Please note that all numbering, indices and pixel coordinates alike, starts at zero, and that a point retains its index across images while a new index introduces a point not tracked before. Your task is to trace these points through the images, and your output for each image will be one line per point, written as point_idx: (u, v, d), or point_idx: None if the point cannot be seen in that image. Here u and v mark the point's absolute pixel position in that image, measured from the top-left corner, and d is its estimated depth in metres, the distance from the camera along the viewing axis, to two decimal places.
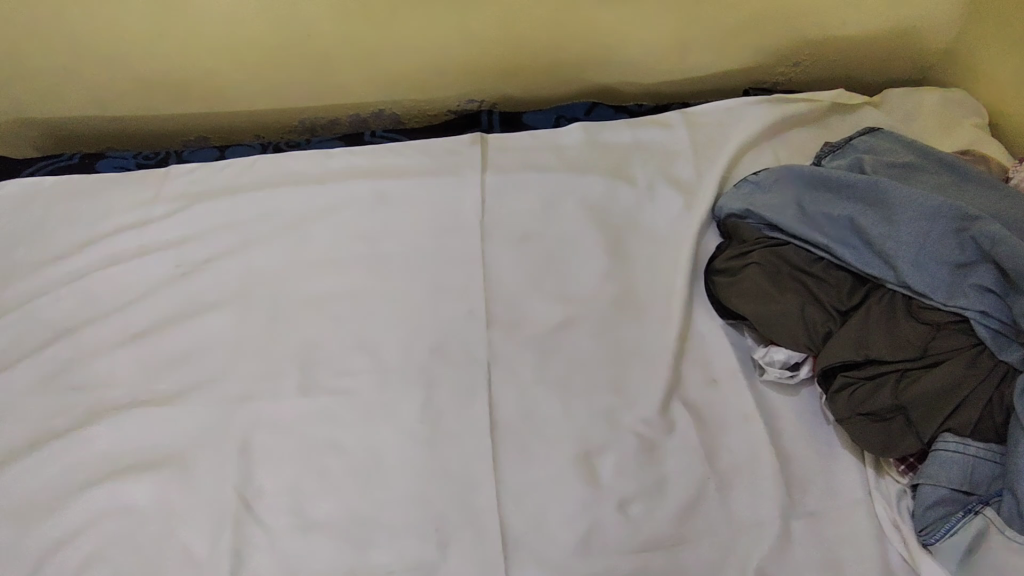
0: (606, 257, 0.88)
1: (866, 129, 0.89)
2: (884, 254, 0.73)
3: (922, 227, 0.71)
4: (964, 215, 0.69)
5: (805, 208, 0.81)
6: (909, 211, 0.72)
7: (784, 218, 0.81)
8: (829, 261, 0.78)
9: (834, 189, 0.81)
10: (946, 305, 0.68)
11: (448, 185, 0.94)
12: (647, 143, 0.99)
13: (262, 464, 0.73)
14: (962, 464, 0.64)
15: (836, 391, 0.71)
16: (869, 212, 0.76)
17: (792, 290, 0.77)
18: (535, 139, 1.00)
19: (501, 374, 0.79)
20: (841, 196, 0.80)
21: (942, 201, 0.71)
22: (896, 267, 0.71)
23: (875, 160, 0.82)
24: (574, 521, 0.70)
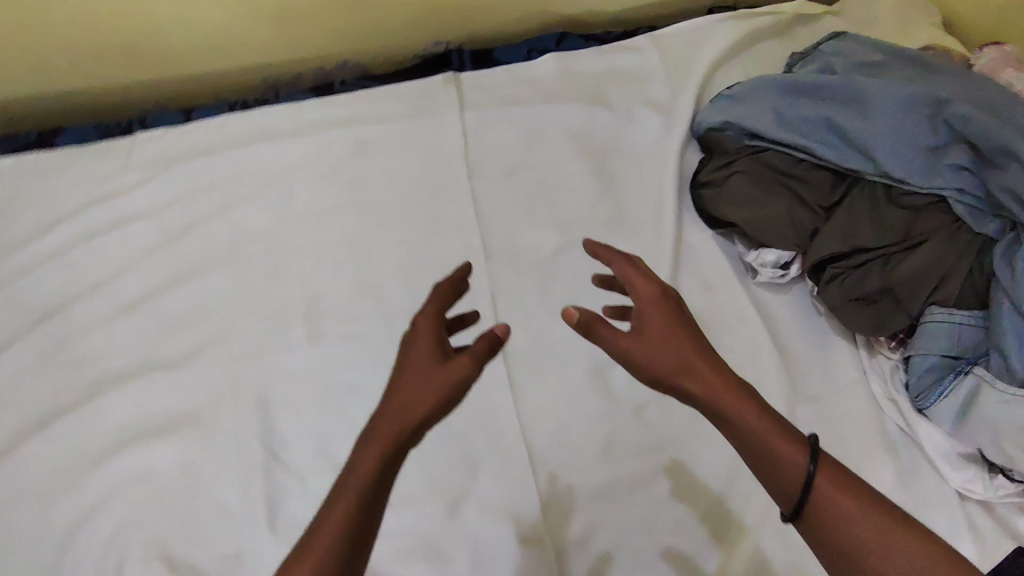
0: (593, 183, 0.89)
1: (830, 34, 0.91)
2: (862, 146, 0.76)
3: (897, 117, 0.74)
4: (936, 100, 0.73)
5: (781, 113, 0.84)
6: (882, 104, 0.76)
7: (762, 125, 0.83)
8: (809, 161, 0.81)
9: (808, 93, 0.83)
10: (925, 187, 0.71)
11: (428, 127, 0.93)
12: (620, 69, 1.00)
13: (282, 415, 0.74)
14: (952, 332, 0.68)
15: (827, 282, 0.75)
16: (844, 111, 0.79)
17: (777, 194, 0.80)
18: (509, 73, 0.99)
19: (506, 303, 0.81)
20: (815, 99, 0.82)
21: (913, 90, 0.74)
22: (875, 157, 0.74)
23: (843, 62, 0.84)
24: (594, 431, 0.73)
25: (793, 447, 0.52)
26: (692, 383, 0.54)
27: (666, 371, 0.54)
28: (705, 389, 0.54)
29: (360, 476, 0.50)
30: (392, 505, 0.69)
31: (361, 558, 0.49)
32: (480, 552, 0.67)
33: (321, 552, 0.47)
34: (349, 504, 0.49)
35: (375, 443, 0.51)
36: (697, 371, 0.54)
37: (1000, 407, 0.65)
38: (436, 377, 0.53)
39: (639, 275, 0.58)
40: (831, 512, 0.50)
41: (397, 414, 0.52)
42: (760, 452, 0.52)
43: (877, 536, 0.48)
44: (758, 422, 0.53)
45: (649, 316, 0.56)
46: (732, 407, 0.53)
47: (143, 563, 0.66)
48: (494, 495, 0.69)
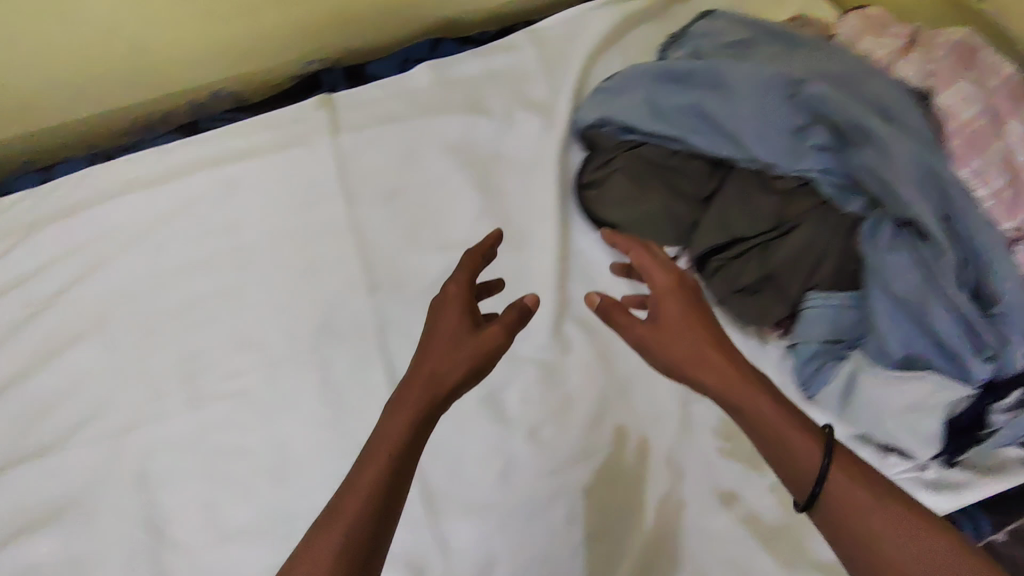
0: (476, 197, 0.87)
1: (700, 15, 0.88)
2: (730, 133, 0.74)
3: (759, 99, 0.72)
4: (793, 80, 0.71)
5: (654, 103, 0.81)
6: (744, 87, 0.73)
7: (636, 119, 0.81)
8: (684, 151, 0.79)
9: (679, 79, 0.81)
10: (792, 170, 0.70)
11: (300, 158, 0.89)
12: (498, 70, 0.96)
13: (166, 488, 0.71)
14: (833, 317, 0.67)
15: (711, 274, 0.74)
16: (712, 96, 0.77)
17: (655, 188, 0.79)
18: (382, 88, 0.95)
19: (394, 336, 0.78)
20: (686, 86, 0.80)
21: (772, 71, 0.72)
22: (742, 143, 0.72)
23: (711, 45, 0.82)
24: (490, 460, 0.72)
25: (806, 437, 0.55)
26: (701, 373, 0.59)
27: (708, 355, 0.59)
28: (718, 378, 0.58)
29: (387, 452, 0.54)
30: None
31: (387, 533, 0.52)
32: None
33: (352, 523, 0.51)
34: (375, 478, 0.53)
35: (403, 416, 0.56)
36: (711, 358, 0.59)
37: (876, 388, 0.64)
38: (468, 353, 0.59)
39: (655, 263, 0.64)
40: (841, 500, 0.52)
41: (428, 380, 0.57)
42: (776, 443, 0.55)
43: (886, 522, 0.50)
44: (768, 410, 0.56)
45: (666, 303, 0.63)
46: (737, 394, 0.57)
47: None
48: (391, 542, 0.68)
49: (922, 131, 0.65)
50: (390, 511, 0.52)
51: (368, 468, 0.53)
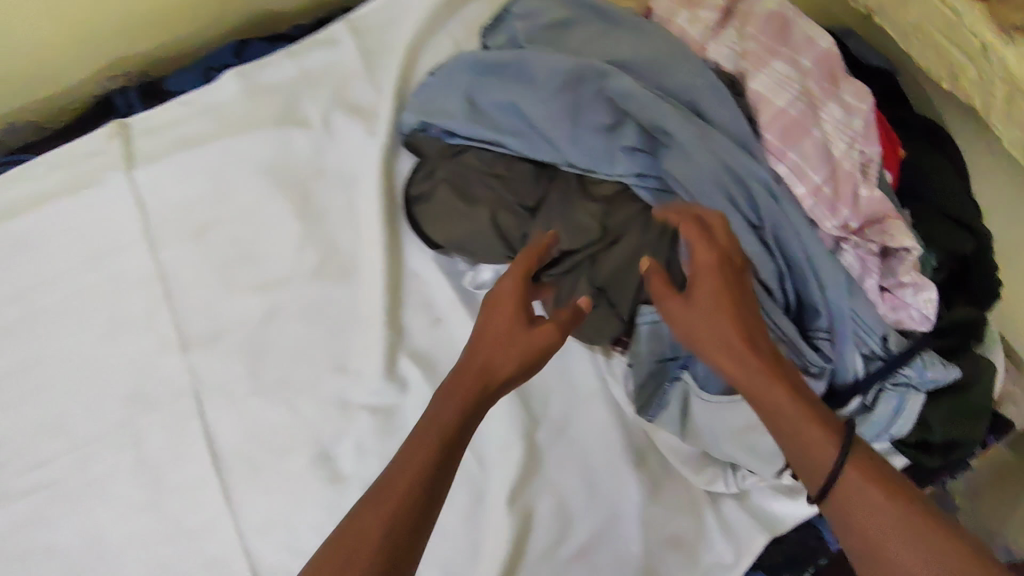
0: (297, 223, 0.78)
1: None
2: (546, 135, 0.68)
3: (572, 98, 0.68)
4: (599, 74, 0.67)
5: (474, 102, 0.73)
6: (554, 83, 0.68)
7: (454, 121, 0.72)
8: (509, 155, 0.71)
9: (497, 71, 0.73)
10: (611, 175, 0.65)
11: (94, 200, 0.79)
12: (315, 71, 0.86)
13: None
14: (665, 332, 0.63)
15: (545, 294, 0.66)
16: (520, 94, 0.70)
17: (482, 200, 0.70)
18: (184, 105, 0.84)
19: (214, 397, 0.71)
20: (501, 81, 0.73)
21: (580, 63, 0.68)
22: (559, 147, 0.67)
23: (523, 26, 0.74)
24: (325, 526, 0.66)
25: (826, 433, 0.52)
26: (721, 357, 0.54)
27: (733, 342, 0.54)
28: (749, 374, 0.53)
29: (429, 452, 0.52)
30: None
31: (410, 557, 0.49)
32: None
33: (380, 533, 0.48)
34: (384, 509, 0.49)
35: (458, 402, 0.54)
36: (741, 347, 0.53)
37: (709, 409, 0.62)
38: (527, 345, 0.56)
39: (699, 237, 0.56)
40: (856, 495, 0.50)
41: (478, 373, 0.55)
42: (789, 433, 0.52)
43: (875, 512, 0.49)
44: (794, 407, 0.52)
45: (700, 283, 0.55)
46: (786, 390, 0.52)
47: None
48: None
49: (730, 124, 0.63)
50: (412, 536, 0.49)
51: (410, 470, 0.51)
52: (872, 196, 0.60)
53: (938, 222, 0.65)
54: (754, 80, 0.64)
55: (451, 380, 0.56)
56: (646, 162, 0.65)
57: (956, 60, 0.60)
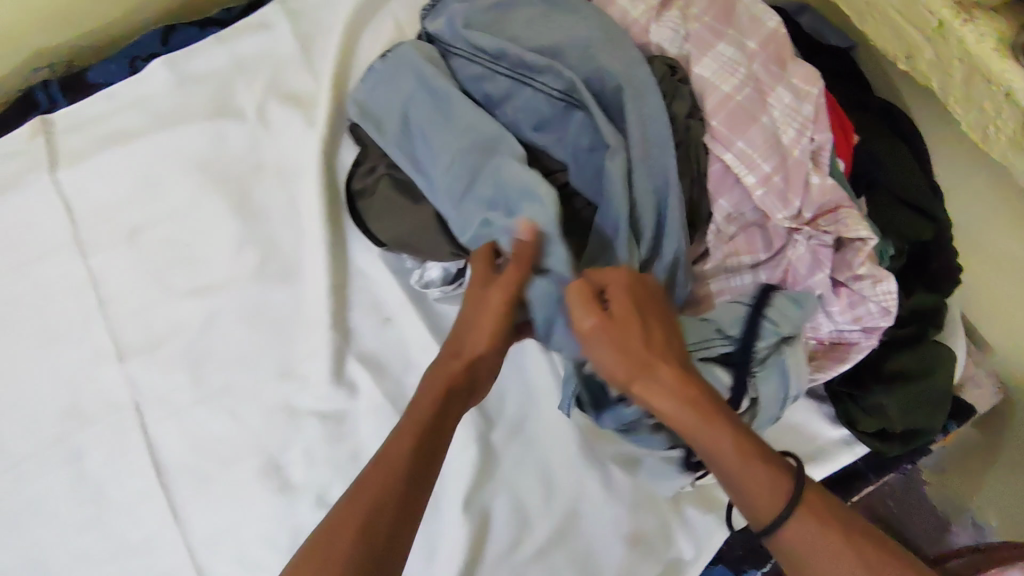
0: (236, 222, 0.74)
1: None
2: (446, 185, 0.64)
3: (480, 164, 0.64)
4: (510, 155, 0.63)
5: (406, 117, 0.69)
6: (484, 130, 0.65)
7: (383, 137, 0.69)
8: None
9: (434, 95, 0.68)
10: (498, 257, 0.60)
11: (14, 200, 0.74)
12: (249, 58, 0.81)
13: None
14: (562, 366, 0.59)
15: None
16: (437, 110, 0.67)
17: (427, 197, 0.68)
18: (111, 99, 0.79)
19: (155, 408, 0.68)
20: (435, 101, 0.68)
21: (501, 140, 0.64)
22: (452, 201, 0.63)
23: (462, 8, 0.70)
24: (276, 538, 0.63)
25: (775, 476, 0.50)
26: (659, 392, 0.51)
27: (660, 386, 0.51)
28: (683, 412, 0.51)
29: (400, 450, 0.52)
30: None
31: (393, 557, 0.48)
32: None
33: (366, 546, 0.47)
34: (364, 515, 0.49)
35: (430, 395, 0.55)
36: (681, 384, 0.51)
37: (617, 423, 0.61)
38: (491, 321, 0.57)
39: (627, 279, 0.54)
40: (806, 539, 0.48)
41: (448, 370, 0.56)
42: (731, 478, 0.50)
43: (829, 549, 0.48)
44: (730, 446, 0.50)
45: (615, 303, 0.53)
46: (707, 420, 0.51)
47: None
48: None
49: (651, 125, 0.60)
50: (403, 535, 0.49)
51: (387, 481, 0.50)
52: (823, 182, 0.57)
53: (896, 209, 0.64)
54: (697, 66, 0.62)
55: (416, 396, 0.55)
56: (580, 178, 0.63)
57: (910, 37, 0.57)
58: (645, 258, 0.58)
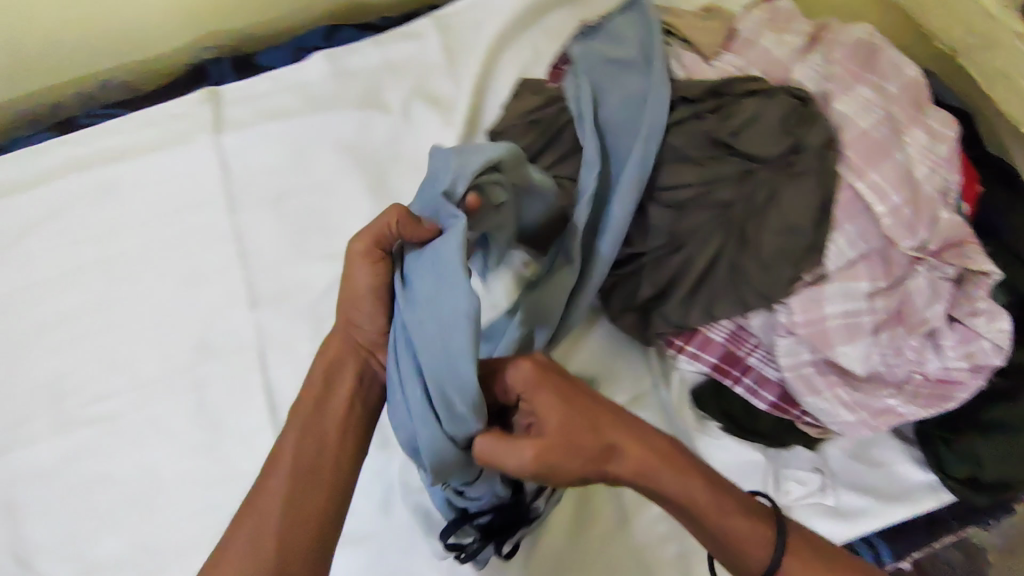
0: (371, 200, 0.81)
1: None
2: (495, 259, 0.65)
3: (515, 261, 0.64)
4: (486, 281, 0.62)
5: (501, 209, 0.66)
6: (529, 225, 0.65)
7: None
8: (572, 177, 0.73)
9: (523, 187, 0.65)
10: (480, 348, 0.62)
11: (182, 158, 0.83)
12: (400, 60, 0.89)
13: (29, 519, 0.68)
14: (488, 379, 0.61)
15: (607, 291, 0.69)
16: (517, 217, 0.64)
17: None
18: (274, 81, 0.88)
19: (277, 355, 0.74)
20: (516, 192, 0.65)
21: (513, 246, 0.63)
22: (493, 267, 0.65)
23: (607, 41, 0.72)
24: (372, 489, 0.69)
25: (756, 532, 0.54)
26: (623, 466, 0.53)
27: (606, 468, 0.53)
28: (649, 480, 0.53)
29: (295, 444, 0.58)
30: None
31: (303, 531, 0.55)
32: None
33: (277, 533, 0.54)
34: (270, 508, 0.55)
35: (306, 426, 0.59)
36: (638, 461, 0.53)
37: None
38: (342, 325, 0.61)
39: (524, 378, 0.54)
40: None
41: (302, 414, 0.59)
42: (716, 536, 0.53)
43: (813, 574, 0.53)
44: (705, 500, 0.53)
45: (544, 408, 0.53)
46: (670, 478, 0.53)
47: None
48: None
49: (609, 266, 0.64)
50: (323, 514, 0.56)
51: (272, 486, 0.56)
52: (953, 219, 0.60)
53: (1008, 265, 0.67)
54: (836, 102, 0.62)
55: (302, 403, 0.60)
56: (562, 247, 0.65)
57: None
58: (756, 274, 0.61)
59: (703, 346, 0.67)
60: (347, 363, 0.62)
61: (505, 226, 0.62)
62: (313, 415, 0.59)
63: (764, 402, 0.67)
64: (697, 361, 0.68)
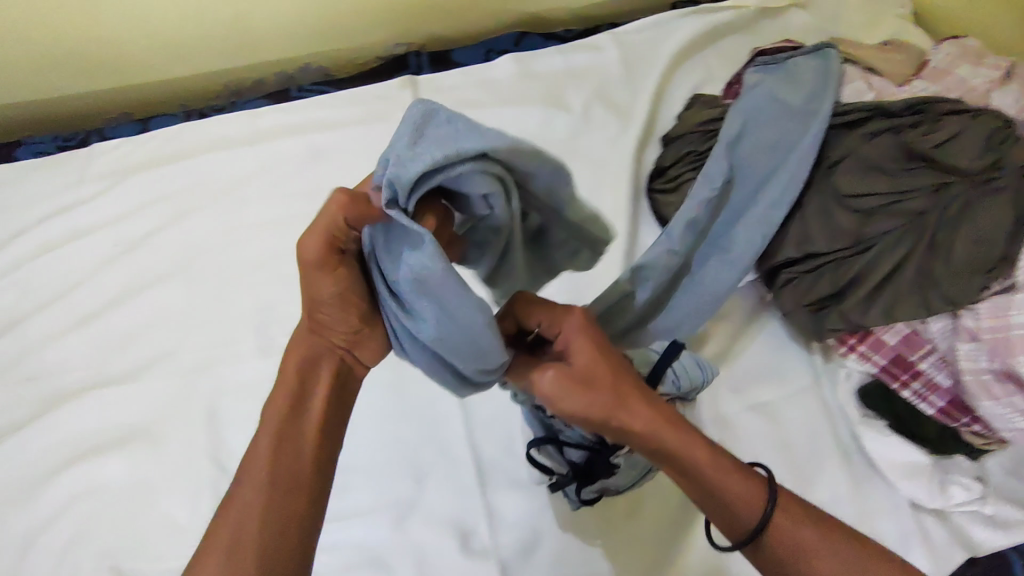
0: None
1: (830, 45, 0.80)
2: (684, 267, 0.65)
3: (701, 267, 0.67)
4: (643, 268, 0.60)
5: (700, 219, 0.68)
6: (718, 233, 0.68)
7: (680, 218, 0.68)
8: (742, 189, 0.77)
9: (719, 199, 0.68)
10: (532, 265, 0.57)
11: (381, 133, 0.92)
12: (580, 68, 0.97)
13: (232, 428, 0.75)
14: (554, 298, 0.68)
15: (781, 288, 0.75)
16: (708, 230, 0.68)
17: None
18: (466, 75, 0.97)
19: None
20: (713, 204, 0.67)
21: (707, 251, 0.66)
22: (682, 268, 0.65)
23: (783, 79, 0.77)
24: None
25: (744, 494, 0.51)
26: (636, 422, 0.50)
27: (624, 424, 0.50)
28: (658, 436, 0.50)
29: (276, 427, 0.53)
30: (340, 517, 0.70)
31: (297, 505, 0.51)
32: (428, 561, 0.67)
33: (254, 533, 0.49)
34: (254, 491, 0.51)
35: (299, 421, 0.53)
36: (652, 414, 0.50)
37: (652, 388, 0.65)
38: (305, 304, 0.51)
39: (561, 319, 0.52)
40: (786, 544, 0.50)
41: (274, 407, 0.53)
42: (713, 496, 0.51)
43: (802, 545, 0.50)
44: (709, 461, 0.51)
45: (582, 357, 0.50)
46: (688, 443, 0.51)
47: None
48: (442, 507, 0.70)
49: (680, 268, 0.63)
50: (301, 501, 0.51)
51: (259, 477, 0.51)
52: None
53: None
54: None
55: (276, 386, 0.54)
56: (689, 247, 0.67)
57: None
58: (944, 280, 0.65)
59: (875, 347, 0.71)
60: (317, 351, 0.55)
61: (507, 232, 0.51)
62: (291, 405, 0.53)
63: (931, 407, 0.70)
64: (867, 361, 0.72)
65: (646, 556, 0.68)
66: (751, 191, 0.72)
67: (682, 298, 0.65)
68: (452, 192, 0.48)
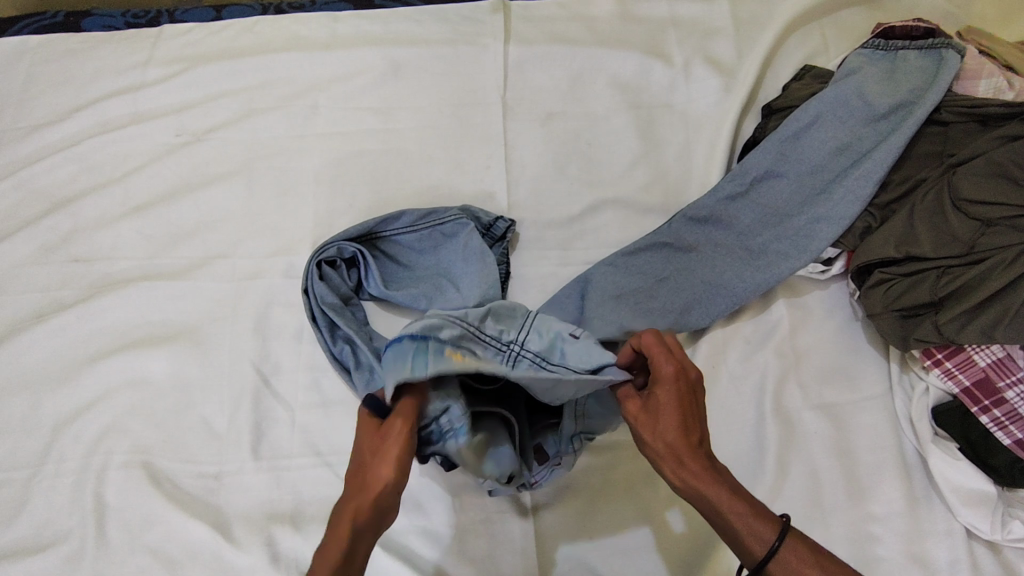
0: (637, 142, 0.83)
1: (953, 43, 0.76)
2: (686, 244, 0.75)
3: (712, 252, 0.75)
4: (652, 245, 0.75)
5: (720, 205, 0.76)
6: (740, 222, 0.76)
7: (700, 204, 0.76)
8: (786, 182, 0.76)
9: (743, 194, 0.76)
10: (377, 344, 0.70)
11: (466, 57, 0.87)
12: (685, 18, 0.90)
13: (278, 340, 0.72)
14: (341, 293, 0.72)
15: (871, 288, 0.70)
16: (722, 223, 0.76)
17: (812, 190, 0.75)
18: (563, 9, 0.91)
19: (525, 260, 0.77)
20: (734, 199, 0.76)
21: (719, 242, 0.75)
22: (691, 245, 0.75)
23: (881, 76, 0.76)
24: None
25: (755, 527, 0.48)
26: (653, 446, 0.52)
27: (663, 436, 0.52)
28: (671, 466, 0.52)
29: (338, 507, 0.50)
30: None
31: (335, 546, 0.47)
32: (460, 512, 0.65)
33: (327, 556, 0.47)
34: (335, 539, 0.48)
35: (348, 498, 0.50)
36: (669, 443, 0.52)
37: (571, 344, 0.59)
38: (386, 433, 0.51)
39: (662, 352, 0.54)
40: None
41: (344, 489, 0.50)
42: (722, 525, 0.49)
43: None
44: (722, 500, 0.49)
45: (659, 391, 0.53)
46: (706, 478, 0.50)
47: (124, 472, 0.66)
48: None
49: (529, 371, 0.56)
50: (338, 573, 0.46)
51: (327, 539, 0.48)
52: None
53: None
54: None
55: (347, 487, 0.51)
56: (713, 235, 0.76)
57: None
58: None
59: (962, 365, 0.66)
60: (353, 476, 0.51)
61: (354, 300, 0.73)
62: (345, 560, 0.47)
63: (1008, 437, 0.64)
64: (949, 380, 0.67)
65: (660, 533, 0.64)
66: (800, 195, 0.75)
67: (693, 276, 0.74)
68: (351, 261, 0.74)
